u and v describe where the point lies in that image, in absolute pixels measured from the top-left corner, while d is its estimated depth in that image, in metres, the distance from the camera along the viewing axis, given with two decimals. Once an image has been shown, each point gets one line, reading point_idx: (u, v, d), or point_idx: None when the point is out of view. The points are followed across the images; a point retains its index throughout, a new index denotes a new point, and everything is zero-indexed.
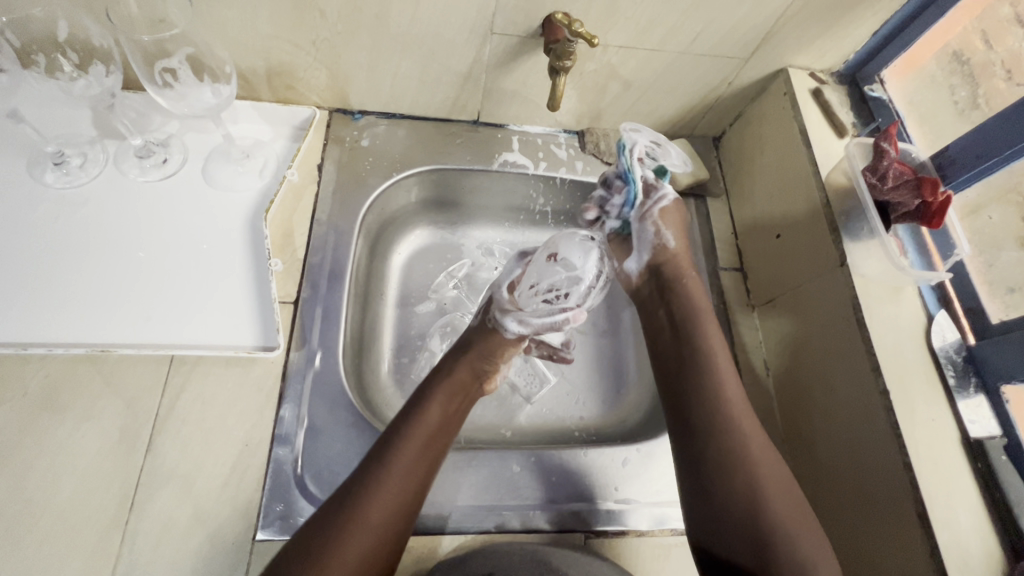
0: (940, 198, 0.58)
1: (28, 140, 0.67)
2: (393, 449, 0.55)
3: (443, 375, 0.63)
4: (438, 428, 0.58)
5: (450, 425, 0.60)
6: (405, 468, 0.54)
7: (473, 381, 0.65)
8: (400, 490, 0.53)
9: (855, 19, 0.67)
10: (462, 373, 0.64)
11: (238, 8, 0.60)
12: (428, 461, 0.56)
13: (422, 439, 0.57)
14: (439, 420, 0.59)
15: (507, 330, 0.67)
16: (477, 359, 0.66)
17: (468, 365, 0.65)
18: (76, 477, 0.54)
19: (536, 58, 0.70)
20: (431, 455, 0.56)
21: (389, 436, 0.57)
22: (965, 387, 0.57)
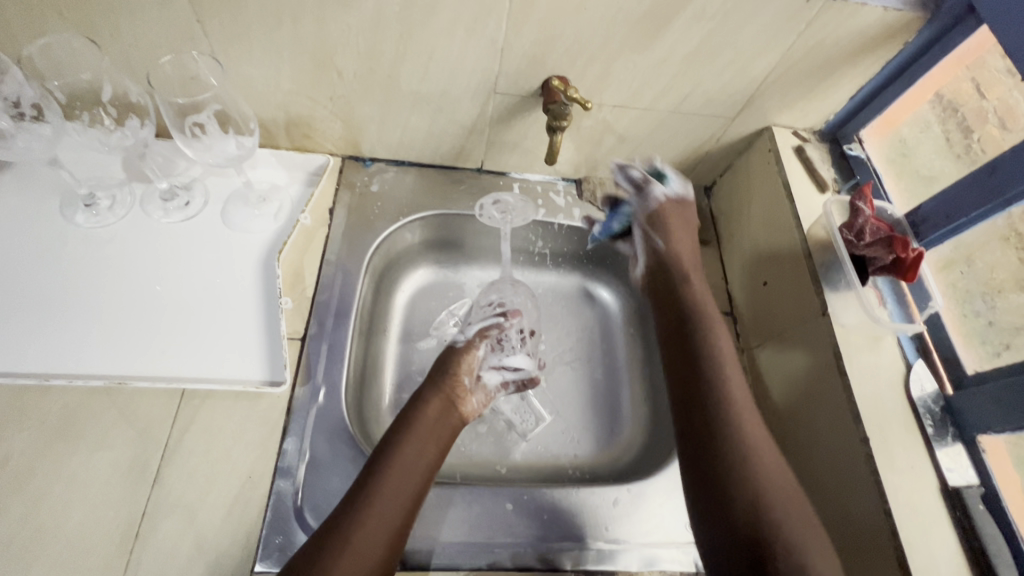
0: (912, 254, 0.61)
1: (62, 183, 0.72)
2: (376, 479, 0.57)
3: (416, 410, 0.66)
4: (417, 460, 0.60)
5: (431, 454, 0.62)
6: (390, 497, 0.56)
7: (444, 411, 0.67)
8: (388, 519, 0.55)
9: (832, 85, 0.72)
10: (432, 403, 0.67)
11: (264, 68, 0.66)
12: (412, 490, 0.58)
13: (403, 469, 0.59)
14: (418, 451, 0.61)
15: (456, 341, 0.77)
16: (438, 375, 0.71)
17: (440, 396, 0.68)
18: (86, 505, 0.56)
19: (535, 114, 0.75)
20: (412, 484, 0.58)
21: (372, 466, 0.59)
22: (943, 436, 0.59)
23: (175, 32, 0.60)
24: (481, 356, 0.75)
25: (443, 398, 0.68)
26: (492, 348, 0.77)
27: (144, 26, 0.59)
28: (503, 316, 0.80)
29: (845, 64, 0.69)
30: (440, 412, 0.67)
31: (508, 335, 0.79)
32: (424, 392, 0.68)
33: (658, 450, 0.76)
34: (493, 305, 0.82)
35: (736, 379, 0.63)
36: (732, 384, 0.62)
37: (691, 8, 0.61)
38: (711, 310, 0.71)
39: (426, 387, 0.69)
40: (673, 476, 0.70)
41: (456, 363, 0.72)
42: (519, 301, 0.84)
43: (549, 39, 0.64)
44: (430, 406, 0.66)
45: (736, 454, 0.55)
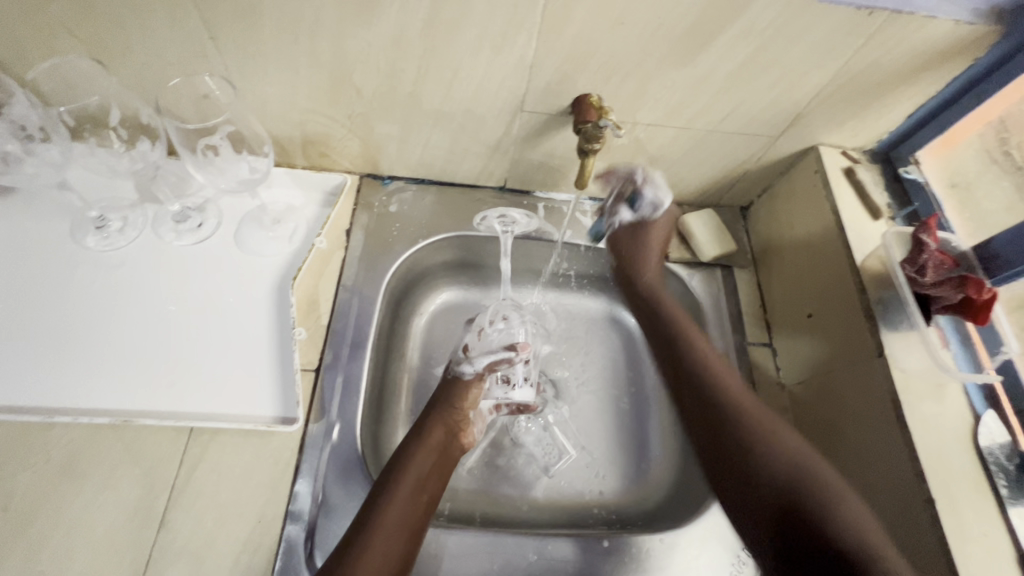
0: (985, 296, 0.57)
1: (72, 206, 0.70)
2: (378, 508, 0.55)
3: (417, 440, 0.62)
4: (416, 493, 0.57)
5: (432, 485, 0.60)
6: (388, 531, 0.54)
7: (447, 441, 0.64)
8: (387, 553, 0.52)
9: (889, 102, 0.67)
10: (436, 434, 0.64)
11: (280, 86, 0.62)
12: (411, 523, 0.55)
13: (403, 499, 0.56)
14: (418, 482, 0.58)
15: (463, 373, 0.70)
16: (443, 410, 0.66)
17: (441, 424, 0.64)
18: (89, 551, 0.53)
19: (564, 133, 0.71)
20: (411, 518, 0.56)
21: (369, 500, 0.56)
22: (1019, 497, 0.54)
23: (186, 50, 0.57)
24: (486, 388, 0.71)
25: (444, 427, 0.65)
26: (494, 373, 0.72)
27: (154, 44, 0.56)
28: (513, 349, 0.72)
29: (905, 81, 0.63)
30: (440, 442, 0.63)
31: (514, 369, 0.73)
32: (425, 421, 0.64)
33: (690, 492, 0.71)
34: (497, 333, 0.74)
35: (733, 385, 0.65)
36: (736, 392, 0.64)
37: (740, 21, 0.55)
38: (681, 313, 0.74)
39: (426, 417, 0.65)
40: (707, 525, 0.64)
41: (465, 396, 0.68)
42: (520, 329, 0.76)
43: (583, 55, 0.59)
44: (432, 436, 0.63)
45: (768, 448, 0.59)
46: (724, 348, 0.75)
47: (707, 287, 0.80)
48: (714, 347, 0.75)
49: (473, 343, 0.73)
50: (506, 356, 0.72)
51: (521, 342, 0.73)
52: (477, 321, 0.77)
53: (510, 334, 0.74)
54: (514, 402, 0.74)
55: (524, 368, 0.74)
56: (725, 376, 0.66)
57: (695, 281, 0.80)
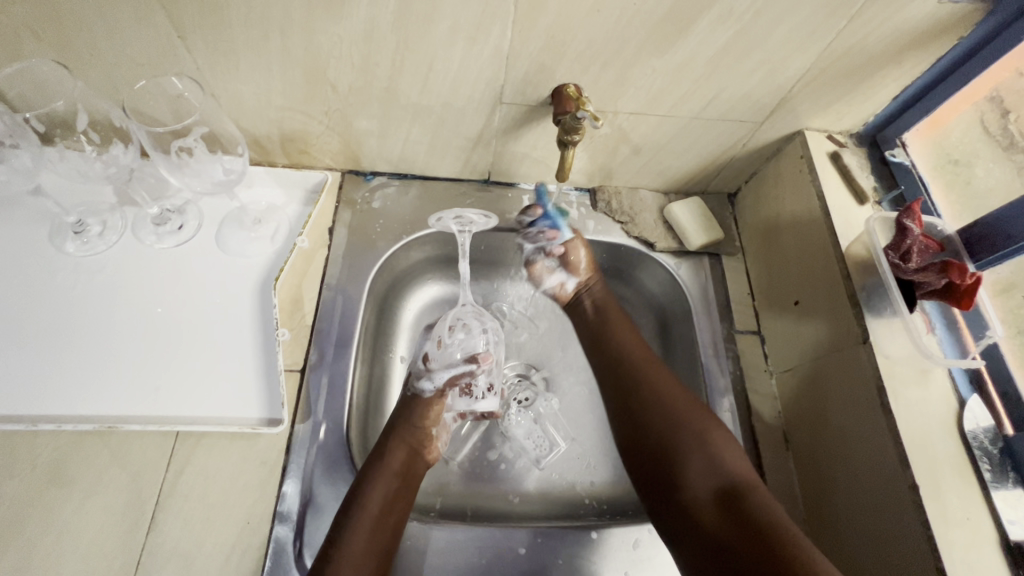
0: (969, 282, 0.56)
1: (50, 211, 0.69)
2: (342, 536, 0.54)
3: (379, 461, 0.61)
4: (381, 517, 0.57)
5: (398, 508, 0.59)
6: (356, 562, 0.53)
7: (409, 462, 0.63)
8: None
9: (874, 85, 0.65)
10: (398, 455, 0.62)
11: (253, 84, 0.61)
12: (378, 550, 0.55)
13: (368, 522, 0.55)
14: (382, 508, 0.57)
15: (423, 391, 0.70)
16: (403, 428, 0.65)
17: (404, 445, 0.64)
18: (78, 556, 0.54)
19: (545, 124, 0.70)
20: (379, 545, 0.55)
21: (335, 528, 0.55)
22: (1003, 480, 0.54)
23: (154, 50, 0.55)
24: (449, 405, 0.71)
25: (406, 446, 0.64)
26: (454, 387, 0.72)
27: (120, 44, 0.55)
28: (473, 362, 0.73)
29: (890, 63, 0.62)
30: (404, 462, 0.62)
31: (476, 379, 0.73)
32: (386, 442, 0.63)
33: None
34: (458, 343, 0.74)
35: (678, 405, 0.63)
36: (682, 415, 0.62)
37: (718, 7, 0.54)
38: (637, 342, 0.72)
39: (387, 436, 0.64)
40: None
41: (427, 414, 0.68)
42: (479, 337, 0.75)
43: (560, 43, 0.58)
44: (393, 457, 0.62)
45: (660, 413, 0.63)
46: (712, 337, 0.75)
47: (694, 276, 0.79)
48: (702, 336, 0.75)
49: (433, 356, 0.73)
50: (467, 369, 0.73)
51: (482, 353, 0.74)
52: (436, 330, 0.76)
53: (467, 346, 0.74)
54: (478, 413, 0.73)
55: (484, 376, 0.74)
56: (672, 399, 0.64)
57: (682, 270, 0.80)
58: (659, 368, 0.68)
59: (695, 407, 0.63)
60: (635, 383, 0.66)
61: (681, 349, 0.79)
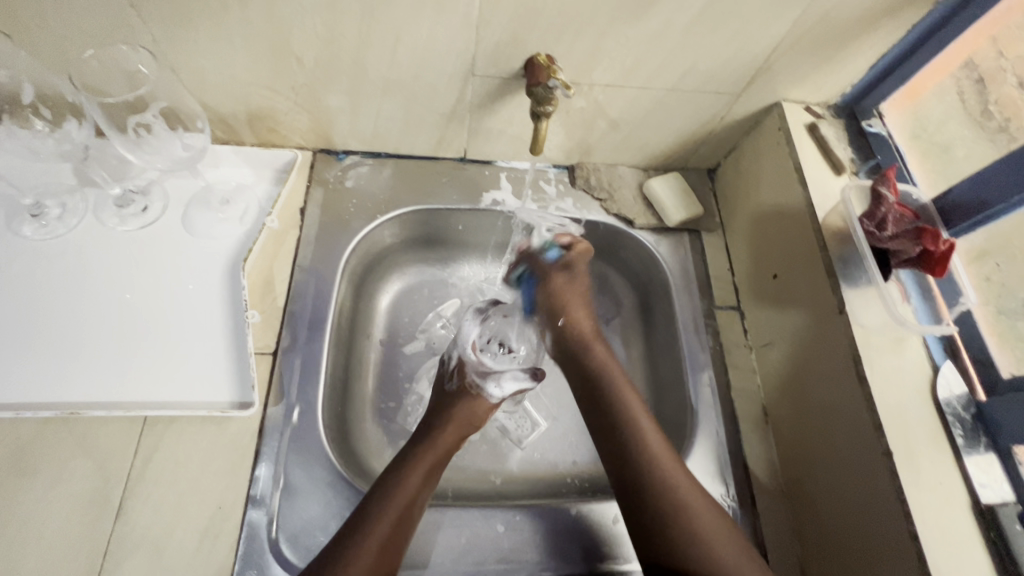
0: (942, 248, 0.57)
1: (5, 193, 0.66)
2: (371, 509, 0.53)
3: (427, 442, 0.61)
4: (417, 495, 0.56)
5: (430, 494, 0.58)
6: (382, 541, 0.52)
7: (454, 448, 0.63)
8: (377, 563, 0.51)
9: (851, 54, 0.65)
10: (448, 438, 0.62)
11: (213, 57, 0.59)
12: (403, 534, 0.54)
13: (405, 499, 0.55)
14: (418, 489, 0.56)
15: (489, 395, 0.66)
16: (462, 412, 0.64)
17: (457, 429, 0.63)
18: (43, 546, 0.52)
19: (519, 98, 0.68)
20: (406, 526, 0.54)
21: (367, 502, 0.54)
22: (975, 445, 0.54)
23: (104, 19, 0.53)
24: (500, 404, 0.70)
25: (457, 431, 0.63)
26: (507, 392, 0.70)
27: (67, 13, 0.52)
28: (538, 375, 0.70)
29: (867, 30, 0.61)
30: (449, 448, 0.62)
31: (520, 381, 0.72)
32: (439, 424, 0.63)
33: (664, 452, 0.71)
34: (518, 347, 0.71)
35: (681, 485, 0.54)
36: (688, 504, 0.53)
37: None
38: (626, 391, 0.62)
39: (440, 419, 0.63)
40: None
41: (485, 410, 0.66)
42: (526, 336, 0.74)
43: (530, 12, 0.56)
44: (444, 436, 0.62)
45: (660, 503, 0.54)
46: (692, 313, 0.75)
47: (674, 253, 0.79)
48: (682, 312, 0.75)
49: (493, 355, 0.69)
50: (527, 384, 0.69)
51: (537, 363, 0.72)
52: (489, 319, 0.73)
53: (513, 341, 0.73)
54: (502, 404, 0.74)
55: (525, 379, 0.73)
56: (679, 484, 0.54)
57: (662, 247, 0.79)
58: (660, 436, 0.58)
59: (706, 502, 0.54)
60: (634, 454, 0.57)
61: (661, 326, 0.78)
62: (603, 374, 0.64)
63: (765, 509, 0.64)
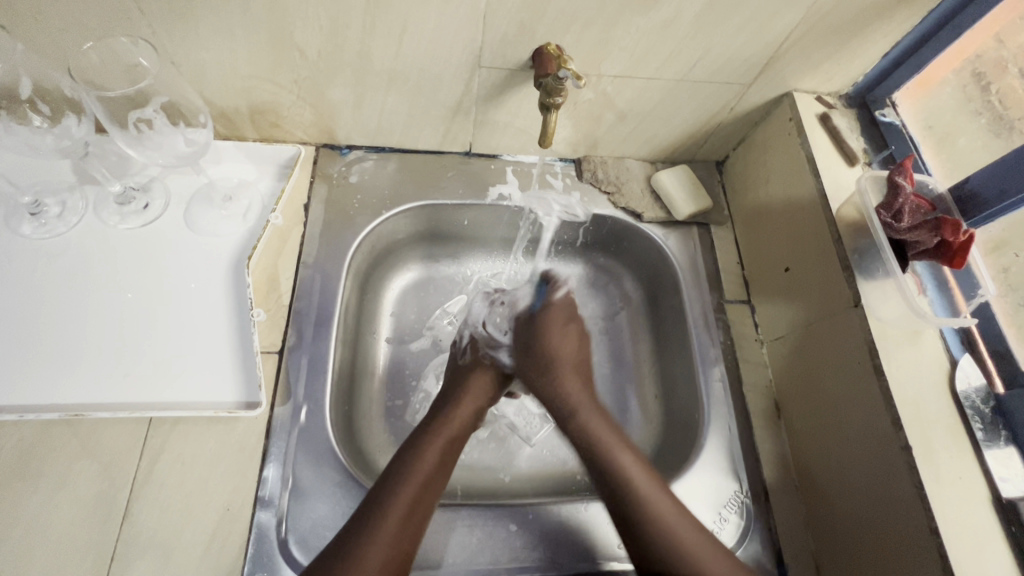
0: (962, 239, 0.55)
1: (3, 191, 0.65)
2: (391, 488, 0.54)
3: (441, 419, 0.61)
4: (436, 472, 0.56)
5: (448, 468, 0.58)
6: (402, 512, 0.52)
7: (471, 422, 0.63)
8: (399, 535, 0.51)
9: (863, 42, 0.64)
10: (463, 414, 0.63)
11: (215, 51, 0.58)
12: (425, 505, 0.54)
13: (424, 474, 0.55)
14: (437, 466, 0.57)
15: (501, 358, 0.70)
16: (475, 390, 0.66)
17: (471, 405, 0.64)
18: (49, 550, 0.51)
19: (526, 90, 0.67)
20: (427, 504, 0.54)
21: (386, 477, 0.55)
22: (995, 439, 0.54)
23: (104, 12, 0.52)
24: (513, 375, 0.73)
25: (471, 408, 0.64)
26: None
27: (65, 6, 0.51)
28: None
29: (880, 17, 0.60)
30: (466, 423, 0.62)
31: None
32: (453, 399, 0.64)
33: (675, 449, 0.70)
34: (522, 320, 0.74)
35: (657, 496, 0.54)
36: (696, 554, 0.51)
37: None
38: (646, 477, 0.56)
39: (455, 394, 0.64)
40: (690, 485, 0.63)
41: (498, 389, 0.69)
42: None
43: (538, 1, 0.55)
44: (461, 410, 0.63)
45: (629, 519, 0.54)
46: (702, 308, 0.74)
47: (683, 247, 0.78)
48: (692, 307, 0.74)
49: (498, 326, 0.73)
50: None
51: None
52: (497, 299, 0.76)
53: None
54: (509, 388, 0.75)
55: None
56: (653, 495, 0.54)
57: (671, 241, 0.78)
58: (687, 519, 0.53)
59: (688, 520, 0.54)
60: (632, 511, 0.54)
61: (670, 321, 0.77)
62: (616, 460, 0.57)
63: (778, 505, 0.63)
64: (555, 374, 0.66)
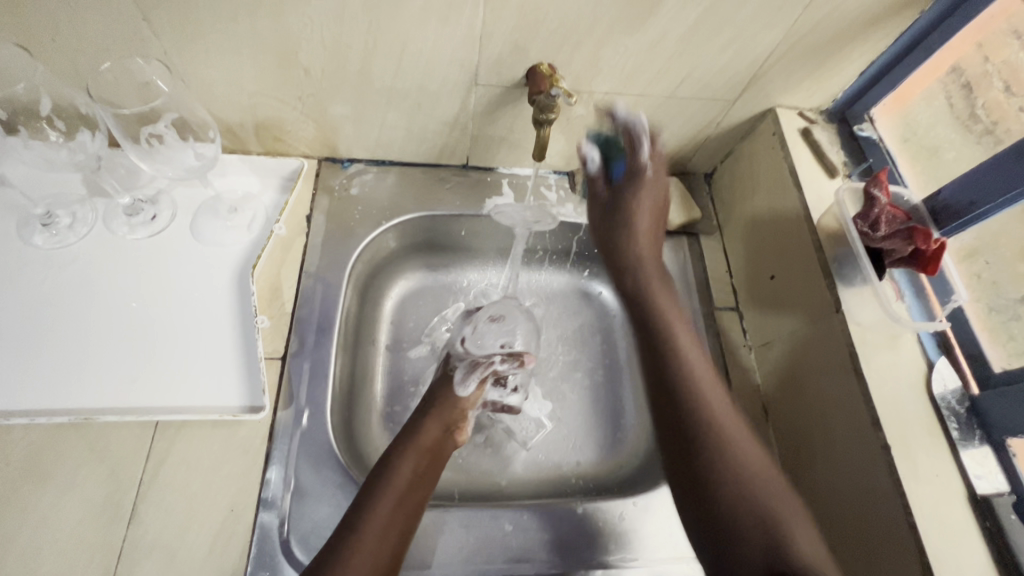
0: (934, 247, 0.59)
1: (16, 204, 0.68)
2: (366, 505, 0.54)
3: (411, 437, 0.62)
4: (410, 488, 0.57)
5: (423, 483, 0.59)
6: (378, 531, 0.53)
7: (442, 438, 0.64)
8: (377, 556, 0.52)
9: (841, 61, 0.67)
10: (434, 430, 0.64)
11: (224, 70, 0.61)
12: (402, 523, 0.55)
13: (399, 490, 0.56)
14: (411, 482, 0.58)
15: (462, 382, 0.69)
16: (442, 404, 0.67)
17: (440, 422, 0.65)
18: (58, 550, 0.53)
19: (521, 106, 0.70)
20: (404, 518, 0.55)
21: (360, 499, 0.55)
22: (970, 438, 0.56)
23: (120, 34, 0.54)
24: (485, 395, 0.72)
25: (442, 424, 0.65)
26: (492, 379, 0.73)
27: (83, 28, 0.53)
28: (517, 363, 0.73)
29: (855, 38, 0.64)
30: (436, 440, 0.63)
31: (511, 373, 0.74)
32: (424, 416, 0.65)
33: None
34: (497, 333, 0.74)
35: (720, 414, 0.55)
36: (748, 476, 0.51)
37: None
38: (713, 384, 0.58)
39: (424, 411, 0.65)
40: None
41: (467, 396, 0.69)
42: (519, 332, 0.75)
43: (532, 23, 0.58)
44: (430, 428, 0.63)
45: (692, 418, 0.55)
46: (692, 314, 0.76)
47: (673, 256, 0.80)
48: (682, 313, 0.76)
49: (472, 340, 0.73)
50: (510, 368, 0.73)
51: (528, 353, 0.73)
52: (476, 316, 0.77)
53: (506, 336, 0.74)
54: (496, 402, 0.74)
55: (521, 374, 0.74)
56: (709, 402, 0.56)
57: (661, 250, 0.81)
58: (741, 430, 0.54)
59: (749, 444, 0.53)
60: (696, 414, 0.55)
61: None
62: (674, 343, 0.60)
63: None
64: (631, 229, 0.67)
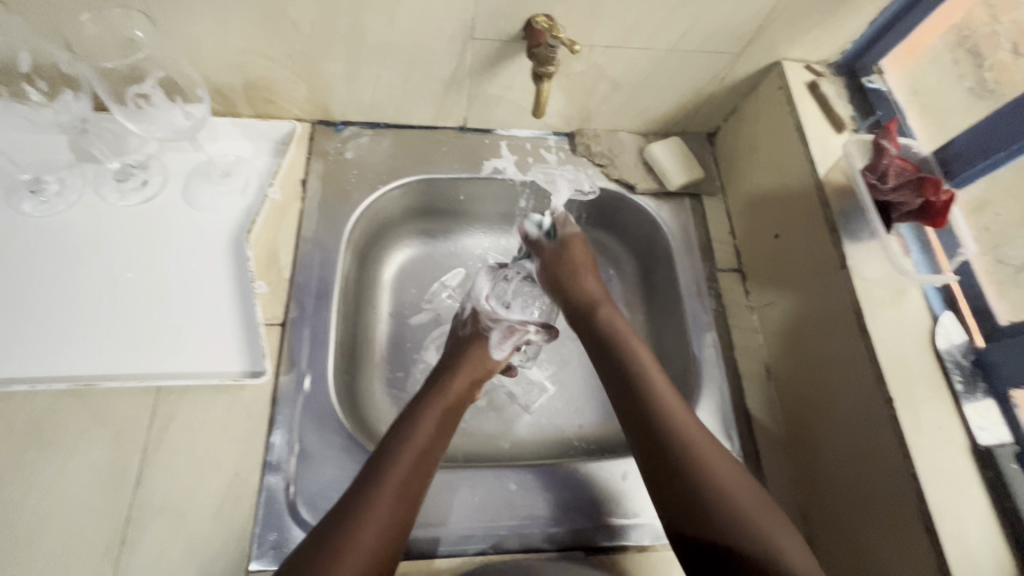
0: (943, 198, 0.58)
1: (2, 170, 0.66)
2: (387, 458, 0.53)
3: (436, 392, 0.62)
4: (432, 440, 0.57)
5: (445, 436, 0.59)
6: (400, 484, 0.52)
7: (466, 394, 0.64)
8: (397, 506, 0.51)
9: (850, 8, 0.64)
10: (460, 385, 0.64)
11: (209, 25, 0.58)
12: (422, 477, 0.54)
13: (421, 442, 0.56)
14: (434, 434, 0.58)
15: (496, 344, 0.69)
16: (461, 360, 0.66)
17: (468, 375, 0.65)
18: (65, 513, 0.53)
19: (519, 61, 0.68)
20: (426, 469, 0.55)
21: (381, 450, 0.54)
22: (973, 391, 0.56)
23: None
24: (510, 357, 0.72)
25: (467, 378, 0.65)
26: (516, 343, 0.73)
27: None
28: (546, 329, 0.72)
29: None
30: (461, 395, 0.63)
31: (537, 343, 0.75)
32: (450, 370, 0.65)
33: None
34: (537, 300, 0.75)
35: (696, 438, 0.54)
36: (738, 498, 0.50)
37: None
38: (752, 493, 0.51)
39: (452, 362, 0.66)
40: None
41: (501, 359, 0.69)
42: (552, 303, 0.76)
43: None
44: (456, 382, 0.64)
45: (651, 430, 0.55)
46: (695, 277, 0.76)
47: (675, 218, 0.79)
48: (684, 276, 0.76)
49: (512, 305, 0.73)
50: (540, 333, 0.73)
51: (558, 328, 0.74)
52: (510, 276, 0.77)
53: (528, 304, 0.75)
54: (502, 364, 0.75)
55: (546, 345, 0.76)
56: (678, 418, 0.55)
57: (663, 212, 0.79)
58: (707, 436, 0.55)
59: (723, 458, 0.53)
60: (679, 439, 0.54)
61: (663, 290, 0.79)
62: (681, 434, 0.54)
63: (767, 462, 0.66)
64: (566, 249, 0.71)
